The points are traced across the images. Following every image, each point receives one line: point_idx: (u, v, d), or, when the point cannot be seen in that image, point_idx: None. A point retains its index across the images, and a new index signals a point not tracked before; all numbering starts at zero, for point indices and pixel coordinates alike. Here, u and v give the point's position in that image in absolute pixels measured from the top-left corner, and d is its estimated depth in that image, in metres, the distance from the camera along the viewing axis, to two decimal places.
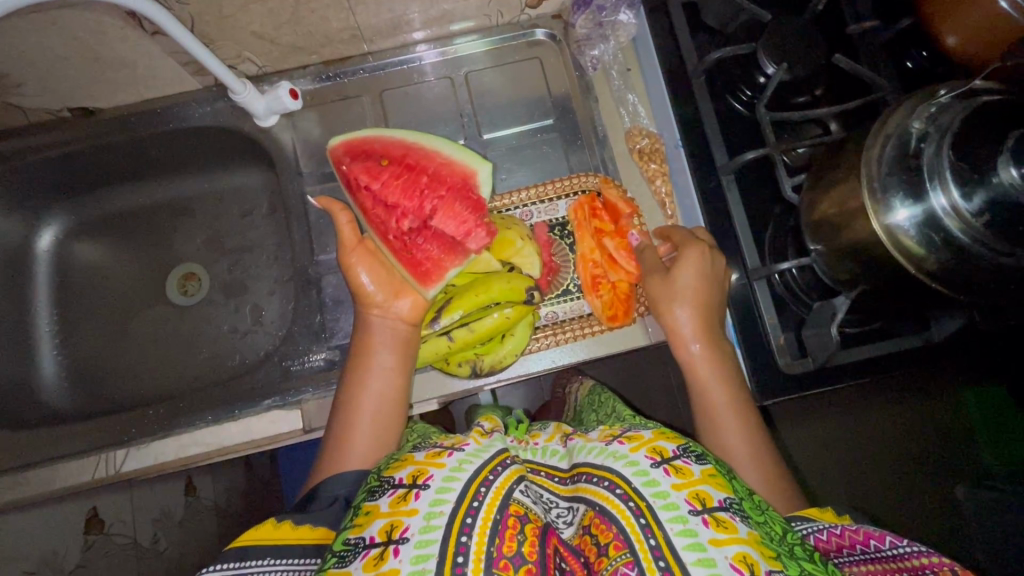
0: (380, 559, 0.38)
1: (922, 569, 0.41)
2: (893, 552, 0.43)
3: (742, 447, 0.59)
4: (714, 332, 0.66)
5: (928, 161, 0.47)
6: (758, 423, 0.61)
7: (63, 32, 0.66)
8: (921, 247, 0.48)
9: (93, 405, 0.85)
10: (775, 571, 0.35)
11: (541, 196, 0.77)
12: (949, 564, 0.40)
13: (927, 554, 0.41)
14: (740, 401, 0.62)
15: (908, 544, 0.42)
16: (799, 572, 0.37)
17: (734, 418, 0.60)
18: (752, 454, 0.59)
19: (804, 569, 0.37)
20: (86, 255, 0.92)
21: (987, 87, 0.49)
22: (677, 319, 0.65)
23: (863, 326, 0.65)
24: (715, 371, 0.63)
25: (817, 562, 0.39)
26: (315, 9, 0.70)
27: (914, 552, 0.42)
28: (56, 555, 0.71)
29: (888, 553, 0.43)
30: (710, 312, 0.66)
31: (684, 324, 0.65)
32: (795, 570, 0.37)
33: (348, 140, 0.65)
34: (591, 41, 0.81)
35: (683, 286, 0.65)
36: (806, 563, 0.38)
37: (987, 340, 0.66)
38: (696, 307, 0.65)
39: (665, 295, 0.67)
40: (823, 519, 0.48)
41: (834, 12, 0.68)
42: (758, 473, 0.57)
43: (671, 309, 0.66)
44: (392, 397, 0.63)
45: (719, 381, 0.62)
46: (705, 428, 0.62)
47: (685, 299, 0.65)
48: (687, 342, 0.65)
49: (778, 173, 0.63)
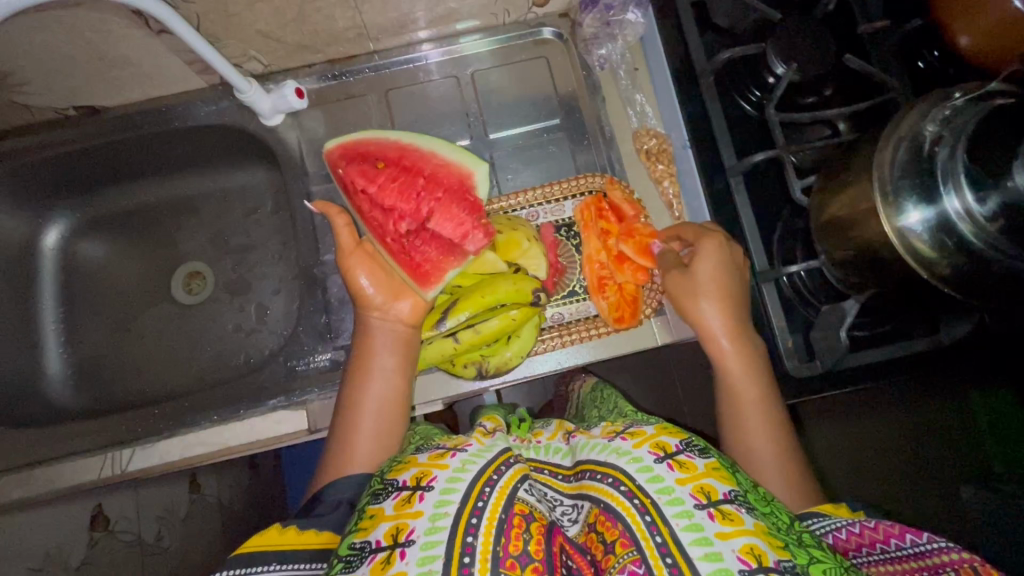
0: (387, 563, 0.38)
1: (944, 566, 0.41)
2: (917, 549, 0.43)
3: (766, 445, 0.58)
4: (742, 323, 0.64)
5: (942, 166, 0.47)
6: (784, 424, 0.60)
7: (69, 31, 0.66)
8: (932, 251, 0.48)
9: (97, 404, 0.85)
10: (784, 561, 0.35)
11: (548, 196, 0.77)
12: (969, 560, 0.40)
13: (951, 551, 0.41)
14: (768, 400, 0.60)
15: (931, 541, 0.42)
16: (808, 561, 0.37)
17: (761, 414, 0.59)
18: (777, 451, 0.58)
19: (812, 557, 0.37)
20: (90, 254, 0.92)
21: (1001, 90, 0.49)
22: (703, 313, 0.64)
23: (872, 329, 0.64)
24: (745, 368, 0.62)
25: (826, 551, 0.39)
26: (321, 7, 0.70)
27: (938, 548, 0.42)
28: (61, 551, 0.71)
29: (909, 551, 0.43)
30: (736, 304, 0.64)
31: (713, 319, 0.63)
32: (803, 559, 0.37)
33: (343, 143, 0.66)
34: (598, 40, 0.80)
35: (703, 279, 0.63)
36: (816, 551, 0.38)
37: (998, 343, 0.65)
38: (722, 303, 0.63)
39: (686, 289, 0.65)
40: (839, 515, 0.48)
41: (846, 11, 0.67)
42: (781, 468, 0.57)
43: (694, 305, 0.64)
44: (397, 396, 0.63)
45: (748, 376, 0.61)
46: (730, 424, 0.61)
47: (710, 293, 0.63)
48: (718, 337, 0.63)
49: (787, 175, 0.62)
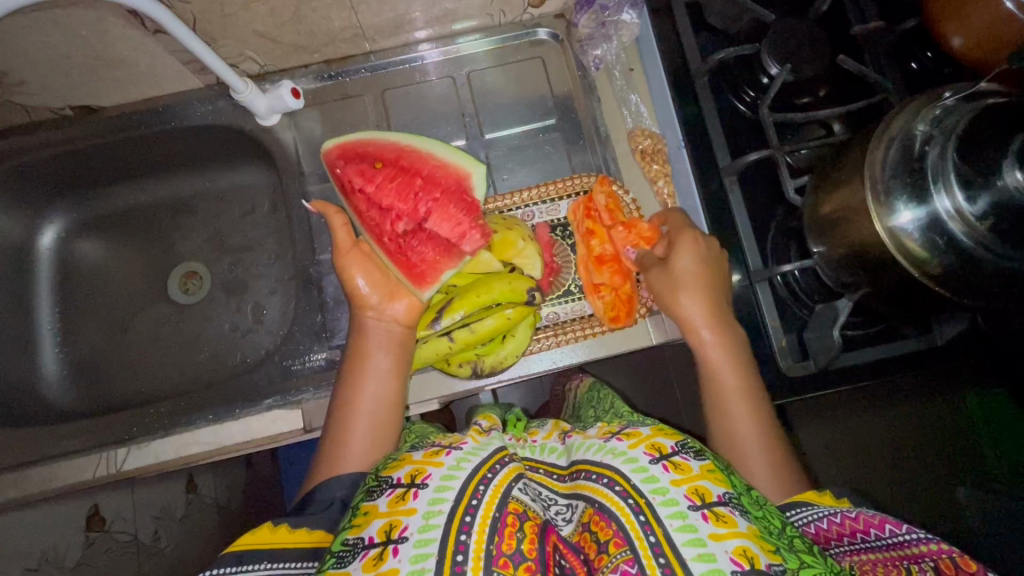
0: (379, 559, 0.38)
1: (921, 556, 0.41)
2: (894, 540, 0.43)
3: (749, 431, 0.58)
4: (722, 314, 0.64)
5: (933, 164, 0.47)
6: (769, 415, 0.60)
7: (65, 31, 0.66)
8: (925, 251, 0.48)
9: (92, 404, 0.85)
10: (775, 565, 0.35)
11: (542, 197, 0.77)
12: (946, 551, 0.40)
13: (928, 542, 0.41)
14: (751, 392, 0.60)
15: (910, 532, 0.42)
16: (798, 565, 0.37)
17: (743, 402, 0.59)
18: (761, 436, 0.58)
19: (804, 562, 0.37)
20: (85, 253, 0.92)
21: (992, 91, 0.49)
22: (683, 304, 0.64)
23: (864, 329, 0.65)
24: (725, 356, 0.62)
25: (817, 556, 0.39)
26: (317, 7, 0.70)
27: (915, 539, 0.42)
28: (56, 554, 0.72)
29: (886, 542, 0.43)
30: (716, 295, 0.64)
31: (692, 309, 0.64)
32: (794, 563, 0.37)
33: (341, 143, 0.66)
34: (594, 40, 0.81)
35: (682, 272, 0.64)
36: (805, 556, 0.38)
37: (993, 344, 0.65)
38: (702, 293, 0.64)
39: (668, 282, 0.66)
40: (823, 503, 0.48)
41: (838, 12, 0.68)
42: (765, 455, 0.56)
43: (676, 297, 0.65)
44: (388, 394, 0.63)
45: (730, 366, 0.61)
46: (713, 414, 0.61)
47: (689, 285, 0.64)
48: (697, 327, 0.64)
49: (781, 175, 0.62)
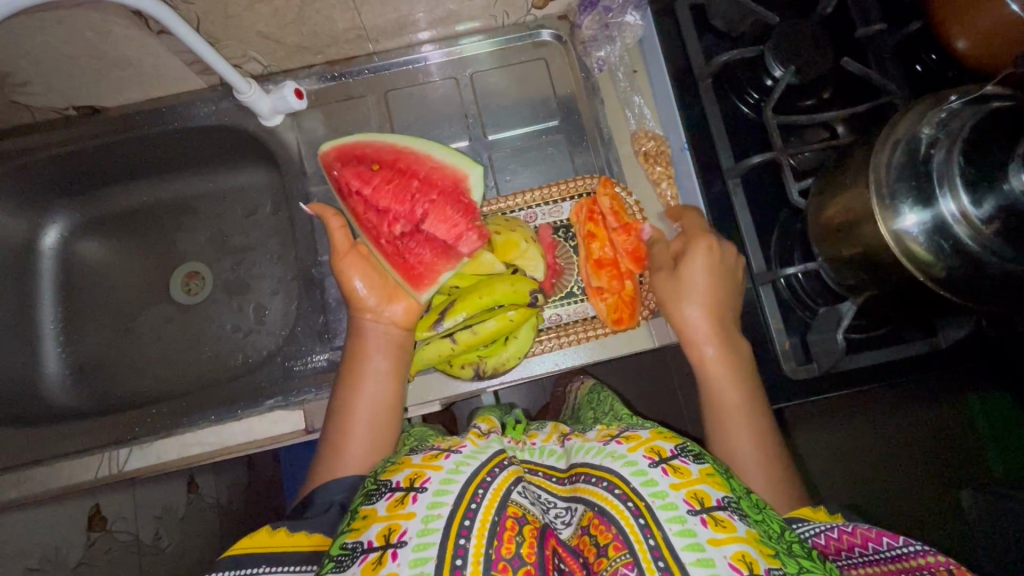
0: (379, 563, 0.37)
1: (921, 569, 0.40)
2: (891, 553, 0.42)
3: (747, 443, 0.58)
4: (725, 322, 0.64)
5: (938, 168, 0.47)
6: (768, 424, 0.60)
7: (70, 31, 0.66)
8: (931, 254, 0.47)
9: (94, 404, 0.85)
10: (774, 569, 0.35)
11: (544, 198, 0.77)
12: (944, 563, 0.40)
13: (926, 554, 0.41)
14: (751, 402, 0.60)
15: (907, 544, 0.42)
16: (798, 571, 0.36)
17: (741, 413, 0.60)
18: (758, 448, 0.58)
19: (804, 566, 0.37)
20: (88, 253, 0.92)
21: (997, 94, 0.49)
22: (687, 312, 0.64)
23: (870, 332, 0.64)
24: (728, 364, 0.62)
25: (816, 560, 0.39)
26: (321, 8, 0.70)
27: (913, 552, 0.42)
28: (58, 552, 0.72)
29: (885, 555, 0.42)
30: (721, 303, 0.64)
31: (697, 317, 0.63)
32: (794, 568, 0.36)
33: (339, 145, 0.67)
34: (597, 42, 0.81)
35: (688, 279, 0.64)
36: (804, 561, 0.38)
37: (997, 348, 0.64)
38: (706, 301, 0.63)
39: (671, 288, 0.65)
40: (816, 519, 0.48)
41: (843, 13, 0.67)
42: (762, 468, 0.57)
43: (679, 305, 0.65)
44: (388, 398, 0.63)
45: (732, 375, 0.61)
46: (711, 421, 0.61)
47: (693, 293, 0.64)
48: (700, 334, 0.63)
49: (785, 177, 0.62)
